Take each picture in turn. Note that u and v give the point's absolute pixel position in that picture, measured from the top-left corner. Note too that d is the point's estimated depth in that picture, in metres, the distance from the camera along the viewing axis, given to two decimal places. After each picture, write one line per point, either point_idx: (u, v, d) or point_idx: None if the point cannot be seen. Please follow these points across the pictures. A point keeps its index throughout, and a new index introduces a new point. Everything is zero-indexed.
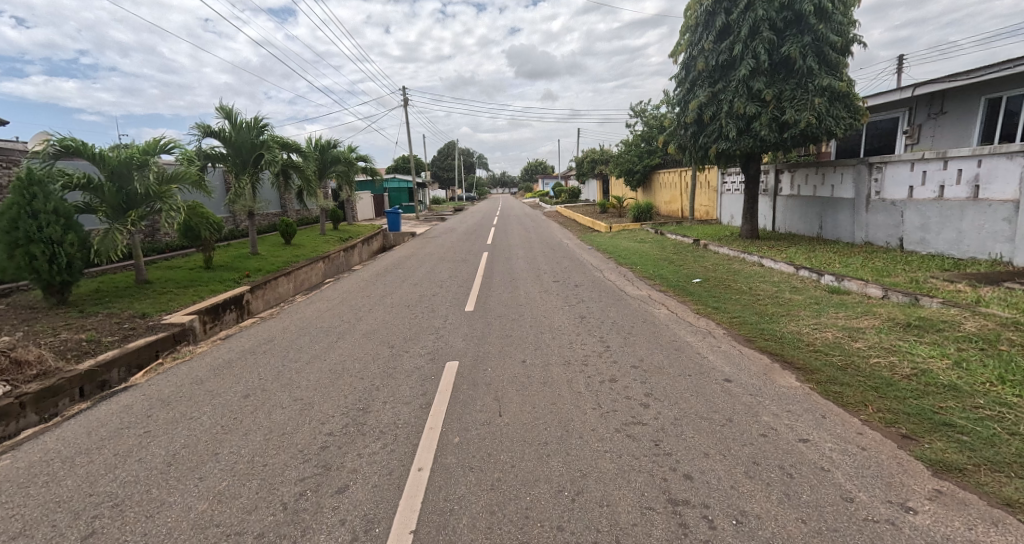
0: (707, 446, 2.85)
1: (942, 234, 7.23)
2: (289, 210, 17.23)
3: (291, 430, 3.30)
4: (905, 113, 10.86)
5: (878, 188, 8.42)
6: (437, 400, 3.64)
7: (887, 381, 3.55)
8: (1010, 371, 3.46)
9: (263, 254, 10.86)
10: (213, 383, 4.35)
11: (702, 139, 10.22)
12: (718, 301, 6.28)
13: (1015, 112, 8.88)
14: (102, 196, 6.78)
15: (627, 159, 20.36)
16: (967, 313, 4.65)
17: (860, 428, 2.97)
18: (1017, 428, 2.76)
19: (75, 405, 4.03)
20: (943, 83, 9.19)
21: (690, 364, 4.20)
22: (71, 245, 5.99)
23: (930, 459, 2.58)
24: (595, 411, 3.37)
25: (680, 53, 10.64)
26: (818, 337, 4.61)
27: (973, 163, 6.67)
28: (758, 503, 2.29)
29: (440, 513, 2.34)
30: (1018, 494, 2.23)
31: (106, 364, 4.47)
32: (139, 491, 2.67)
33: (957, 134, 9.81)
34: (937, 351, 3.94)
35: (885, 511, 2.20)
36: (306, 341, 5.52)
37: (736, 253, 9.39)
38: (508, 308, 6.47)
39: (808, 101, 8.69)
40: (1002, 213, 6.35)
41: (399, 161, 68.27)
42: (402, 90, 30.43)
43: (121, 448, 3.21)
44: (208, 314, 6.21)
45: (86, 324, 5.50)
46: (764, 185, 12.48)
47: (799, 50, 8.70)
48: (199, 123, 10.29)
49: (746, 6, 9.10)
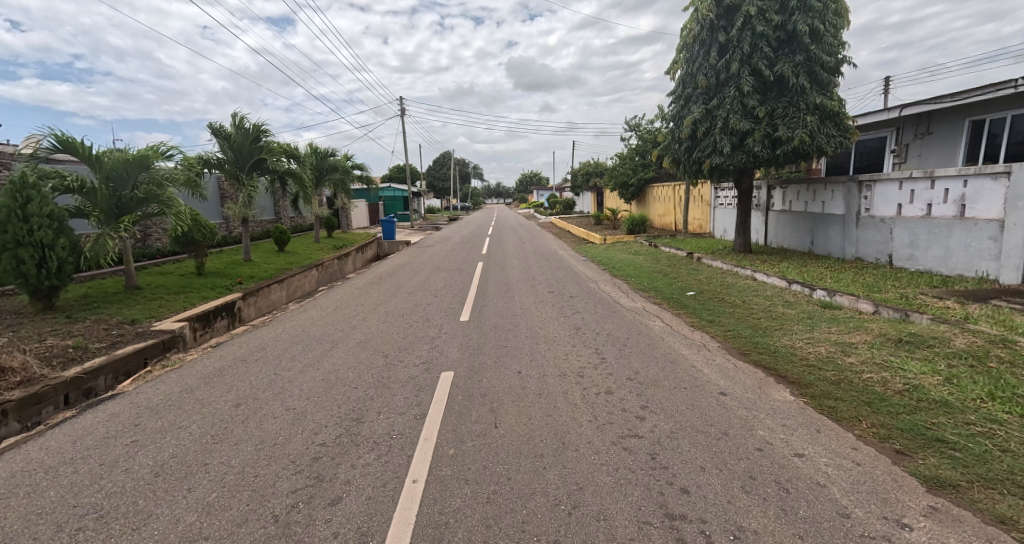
0: (703, 460, 2.84)
1: (931, 251, 7.34)
2: (283, 216, 17.30)
3: (284, 440, 3.26)
4: (892, 133, 11.13)
5: (868, 206, 8.57)
6: (432, 412, 3.60)
7: (880, 397, 3.58)
8: (1000, 388, 3.51)
9: (257, 261, 10.74)
10: (204, 391, 4.29)
11: (696, 154, 10.31)
12: (712, 313, 6.32)
13: (997, 134, 9.13)
14: (94, 200, 6.69)
15: (622, 172, 20.53)
16: (956, 329, 4.71)
17: (855, 442, 3.00)
18: (1009, 444, 2.80)
19: (59, 413, 3.94)
20: (928, 104, 9.43)
21: (686, 377, 4.21)
22: (62, 249, 5.91)
23: (925, 475, 2.60)
24: (592, 423, 3.36)
25: (675, 70, 10.79)
26: (811, 351, 4.65)
27: (959, 183, 6.81)
28: (755, 519, 2.29)
29: (435, 527, 2.31)
30: (1011, 511, 2.25)
31: (93, 371, 4.38)
32: (126, 502, 2.61)
33: (943, 154, 10.05)
34: (929, 368, 3.97)
35: (881, 527, 2.21)
36: (299, 349, 5.45)
37: (729, 266, 9.48)
38: (503, 318, 6.48)
39: (800, 119, 8.88)
40: (988, 232, 6.47)
41: (394, 170, 68.49)
42: (398, 100, 30.36)
43: (108, 458, 3.14)
44: (200, 320, 6.14)
45: (74, 329, 5.41)
46: (757, 200, 12.68)
47: (791, 70, 8.89)
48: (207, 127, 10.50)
49: (742, 26, 9.29)
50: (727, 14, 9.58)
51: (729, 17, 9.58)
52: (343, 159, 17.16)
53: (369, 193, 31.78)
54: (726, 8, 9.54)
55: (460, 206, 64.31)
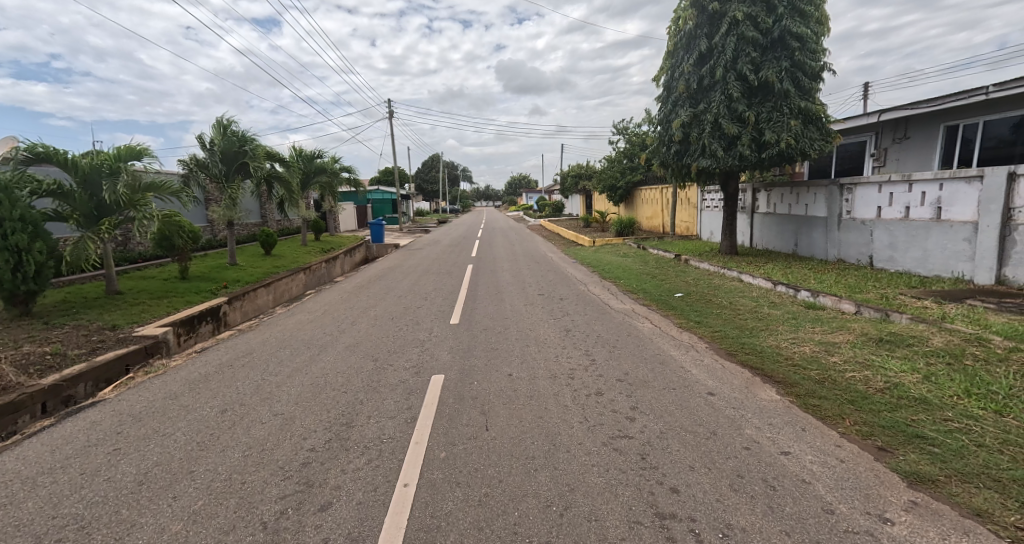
0: (692, 460, 2.88)
1: (910, 253, 7.54)
2: (270, 219, 17.09)
3: (272, 445, 3.23)
4: (872, 137, 11.39)
5: (849, 208, 8.76)
6: (422, 416, 3.59)
7: (862, 395, 3.67)
8: (975, 385, 3.62)
9: (243, 265, 10.58)
10: (188, 398, 4.21)
11: (684, 158, 10.41)
12: (699, 314, 6.44)
13: (970, 139, 9.43)
14: (72, 203, 6.59)
15: (610, 175, 20.70)
16: (934, 328, 4.86)
17: (839, 440, 3.07)
18: (984, 439, 2.89)
19: (36, 422, 3.85)
20: (905, 110, 9.69)
21: (675, 378, 4.25)
22: (39, 252, 5.78)
23: (905, 470, 2.67)
24: (583, 424, 3.39)
25: (661, 75, 10.94)
26: (796, 351, 4.75)
27: (936, 187, 7.00)
28: (743, 516, 2.33)
29: (426, 530, 2.31)
30: (986, 504, 2.32)
31: (72, 379, 4.29)
32: (108, 512, 2.56)
33: (920, 158, 10.32)
34: (907, 366, 4.09)
35: (864, 522, 2.27)
36: (286, 354, 5.39)
37: (716, 268, 9.61)
38: (493, 321, 6.49)
39: (785, 123, 9.07)
40: (962, 233, 6.66)
41: (383, 173, 68.34)
42: (387, 103, 30.49)
43: (89, 467, 3.07)
44: (184, 326, 6.04)
45: (52, 336, 5.29)
46: (742, 203, 12.87)
47: (776, 75, 9.07)
48: (197, 134, 10.39)
49: (726, 31, 9.45)
50: (711, 21, 9.75)
51: (713, 24, 9.75)
52: (331, 162, 17.03)
53: (357, 196, 31.57)
54: (710, 14, 9.71)
55: (448, 208, 64.25)
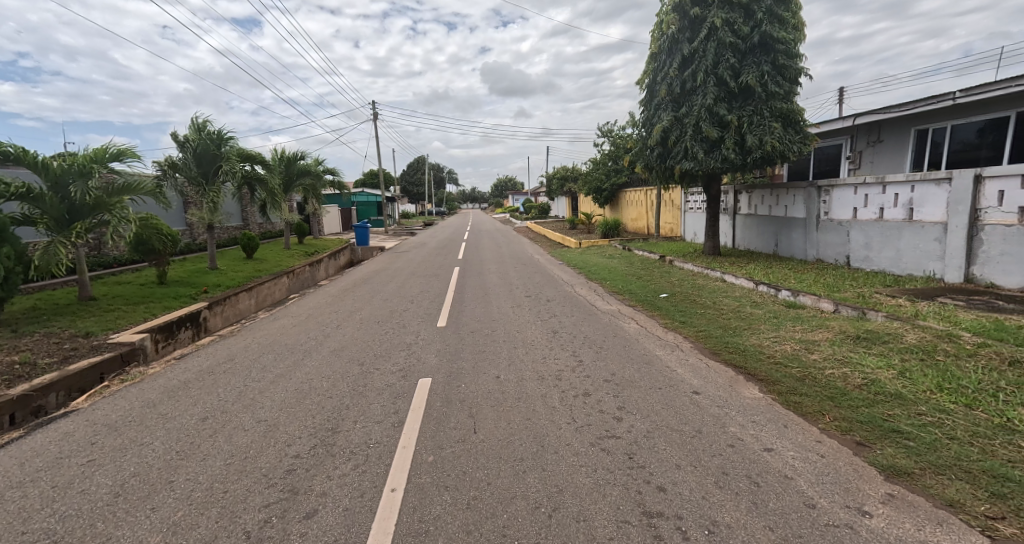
0: (678, 458, 2.93)
1: (884, 253, 7.77)
2: (250, 222, 16.78)
3: (255, 453, 3.17)
4: (847, 140, 11.72)
5: (827, 210, 9.00)
6: (410, 420, 3.56)
7: (841, 391, 3.77)
8: (947, 380, 3.76)
9: (224, 269, 10.37)
10: (167, 406, 4.11)
11: (668, 161, 10.56)
12: (684, 314, 6.54)
13: (939, 142, 9.77)
14: (43, 207, 6.39)
15: (595, 178, 20.88)
16: (908, 326, 5.02)
17: (819, 436, 3.15)
18: (955, 432, 3.00)
19: (4, 434, 3.72)
20: (878, 114, 10.01)
21: (661, 378, 4.31)
22: (8, 258, 5.56)
23: (883, 464, 2.76)
24: (571, 425, 3.41)
25: (644, 78, 11.09)
26: (777, 349, 4.86)
27: (908, 189, 7.25)
28: (728, 513, 2.38)
29: (414, 535, 2.30)
30: (958, 495, 2.42)
31: (43, 388, 4.15)
32: (82, 525, 2.49)
33: (892, 161, 10.65)
34: (883, 362, 4.22)
35: (844, 515, 2.33)
36: (269, 359, 5.30)
37: (699, 269, 9.77)
38: (480, 323, 6.48)
39: (766, 127, 9.28)
40: (933, 234, 6.90)
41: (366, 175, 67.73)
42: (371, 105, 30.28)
43: (61, 480, 2.98)
44: (162, 332, 5.89)
45: (21, 344, 5.11)
46: (724, 204, 13.10)
47: (756, 79, 9.27)
48: (171, 134, 10.11)
49: (707, 36, 9.64)
50: (692, 26, 9.93)
51: (694, 29, 9.93)
52: (314, 164, 16.82)
53: (341, 198, 31.23)
54: (691, 19, 9.89)
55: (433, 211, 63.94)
